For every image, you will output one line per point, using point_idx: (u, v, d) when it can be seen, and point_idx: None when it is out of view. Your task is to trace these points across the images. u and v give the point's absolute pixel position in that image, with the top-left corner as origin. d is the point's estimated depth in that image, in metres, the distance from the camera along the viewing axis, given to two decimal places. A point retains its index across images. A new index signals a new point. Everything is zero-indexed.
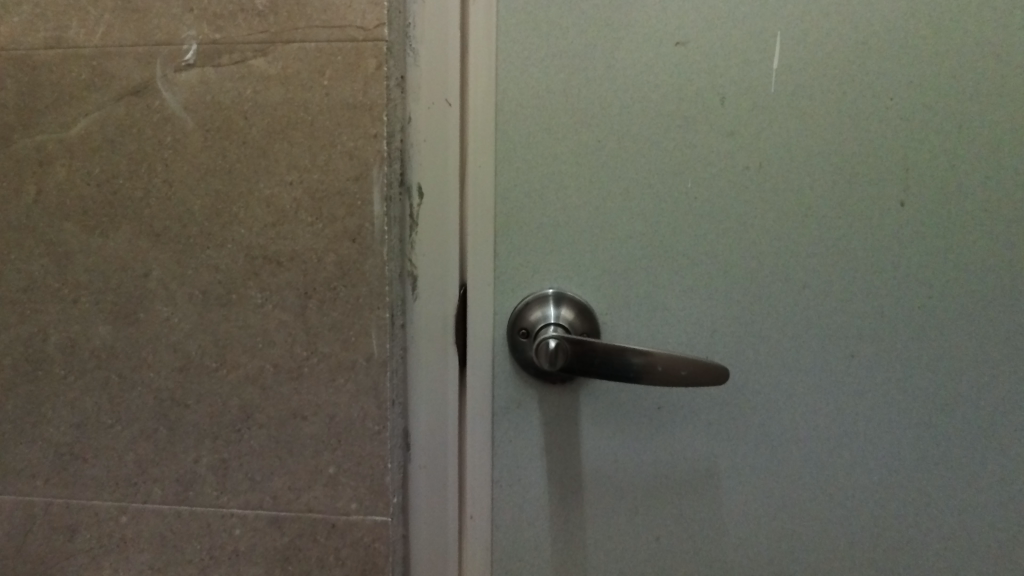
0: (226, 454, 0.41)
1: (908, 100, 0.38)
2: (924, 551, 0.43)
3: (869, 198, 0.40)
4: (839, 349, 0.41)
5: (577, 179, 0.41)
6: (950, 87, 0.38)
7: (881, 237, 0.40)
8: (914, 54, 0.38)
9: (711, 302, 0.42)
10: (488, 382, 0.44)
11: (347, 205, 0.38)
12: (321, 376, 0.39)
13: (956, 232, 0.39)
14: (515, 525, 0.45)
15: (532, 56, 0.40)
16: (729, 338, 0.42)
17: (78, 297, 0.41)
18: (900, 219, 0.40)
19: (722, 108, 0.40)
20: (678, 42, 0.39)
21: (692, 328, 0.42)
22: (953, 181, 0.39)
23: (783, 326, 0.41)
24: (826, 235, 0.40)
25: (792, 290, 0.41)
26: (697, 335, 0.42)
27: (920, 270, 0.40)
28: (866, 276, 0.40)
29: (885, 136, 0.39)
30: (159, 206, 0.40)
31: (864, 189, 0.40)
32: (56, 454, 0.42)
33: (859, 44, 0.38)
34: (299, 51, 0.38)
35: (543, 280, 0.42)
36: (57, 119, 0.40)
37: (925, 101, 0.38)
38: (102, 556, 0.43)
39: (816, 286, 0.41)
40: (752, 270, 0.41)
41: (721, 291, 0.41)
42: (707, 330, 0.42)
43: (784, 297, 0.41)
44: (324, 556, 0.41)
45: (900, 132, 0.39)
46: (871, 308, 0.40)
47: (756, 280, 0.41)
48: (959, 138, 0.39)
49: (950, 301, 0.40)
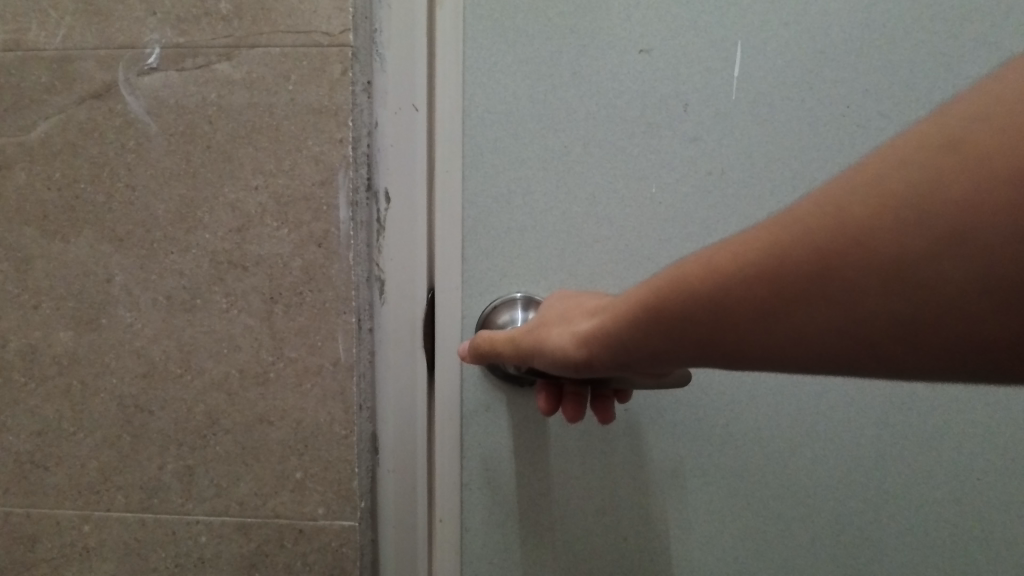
0: (191, 461, 0.40)
1: (864, 108, 0.40)
2: (883, 548, 0.44)
3: None
4: None
5: (544, 183, 0.42)
6: (903, 95, 0.39)
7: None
8: (869, 64, 0.39)
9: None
10: (457, 386, 0.44)
11: (313, 210, 0.38)
12: (287, 381, 0.39)
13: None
14: (485, 528, 0.45)
15: (498, 62, 0.41)
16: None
17: (38, 302, 0.40)
18: None
19: (685, 115, 0.40)
20: (641, 49, 0.40)
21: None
22: None
23: None
24: None
25: None
26: None
27: None
28: None
29: (843, 144, 0.40)
30: (122, 211, 0.39)
31: None
32: (16, 463, 0.41)
33: (816, 53, 0.39)
34: (263, 56, 0.38)
35: (511, 284, 0.43)
36: (16, 122, 0.39)
37: (880, 109, 0.40)
38: (65, 566, 0.42)
39: None
40: None
41: None
42: None
43: None
44: (291, 563, 0.41)
45: (857, 138, 0.40)
46: None
47: None
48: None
49: None
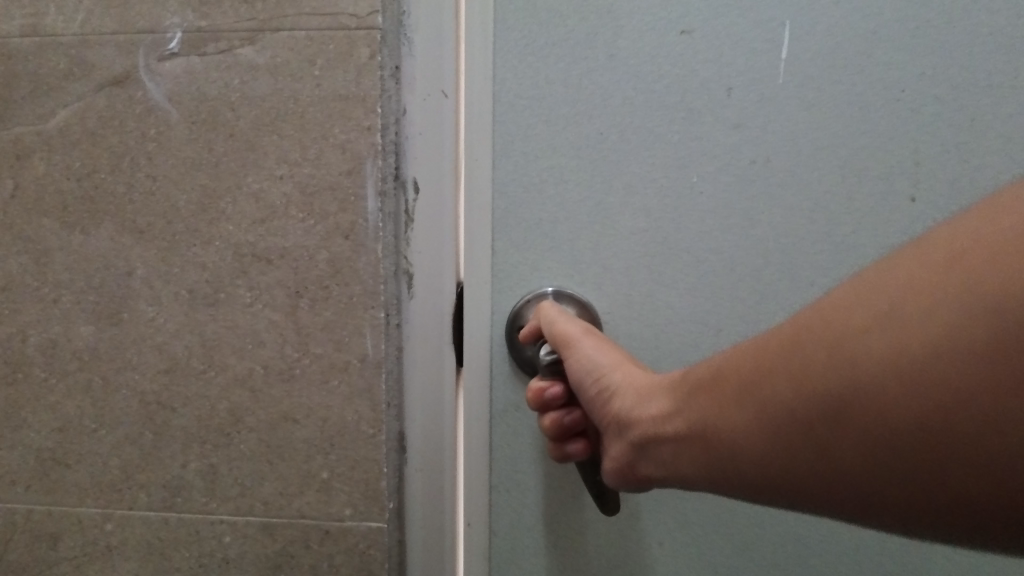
0: (215, 459, 0.39)
1: (921, 92, 0.37)
2: (931, 555, 0.42)
3: (879, 195, 0.38)
4: None
5: (577, 173, 0.40)
6: (964, 78, 0.37)
7: (890, 234, 0.39)
8: (927, 43, 0.37)
9: (720, 304, 0.40)
10: (485, 383, 0.43)
11: (340, 201, 0.37)
12: (313, 377, 0.38)
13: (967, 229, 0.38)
14: (514, 529, 0.44)
15: (531, 43, 0.39)
16: (736, 339, 0.41)
17: (59, 296, 0.39)
18: (912, 216, 0.38)
19: (728, 100, 0.38)
20: (683, 30, 0.38)
21: (699, 330, 0.41)
22: (964, 175, 0.38)
23: None
24: (836, 233, 0.39)
25: (802, 291, 0.40)
26: (704, 338, 0.41)
27: None
28: None
29: (896, 129, 0.38)
30: (143, 202, 0.38)
31: (874, 184, 0.38)
32: (37, 460, 0.40)
33: (872, 32, 0.37)
34: (288, 40, 0.36)
35: (542, 279, 0.41)
36: (34, 110, 0.38)
37: (938, 92, 0.37)
38: (87, 565, 0.41)
39: (826, 284, 0.40)
40: (759, 267, 0.40)
41: (728, 292, 0.40)
42: (712, 329, 0.41)
43: (794, 296, 0.40)
44: (317, 564, 0.40)
45: (912, 124, 0.38)
46: None
47: (765, 280, 0.40)
48: (974, 131, 0.37)
49: None
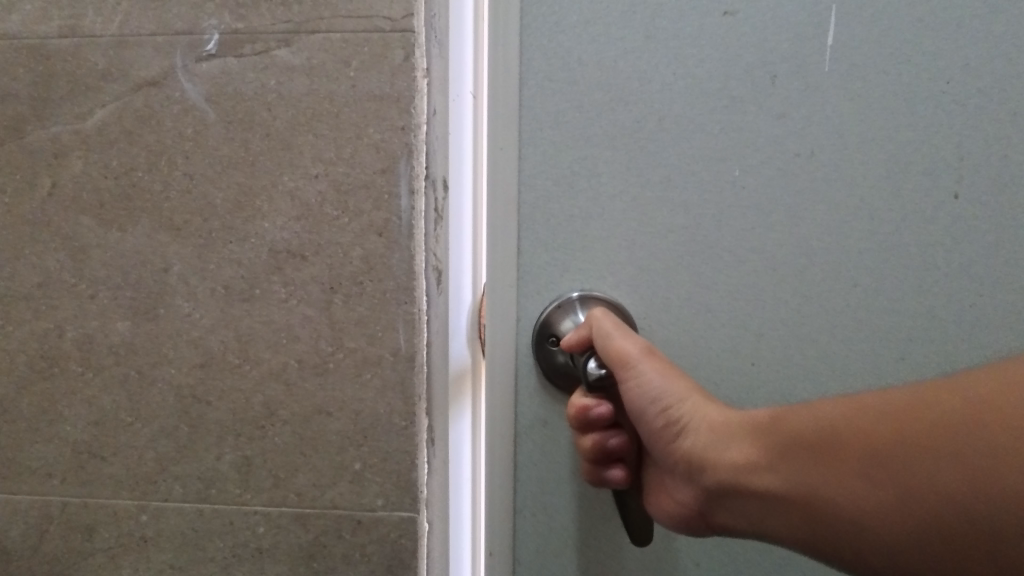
0: (249, 452, 0.40)
1: (967, 87, 0.38)
2: None
3: (921, 191, 0.39)
4: (884, 351, 0.41)
5: (612, 164, 0.41)
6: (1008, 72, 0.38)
7: (930, 231, 0.39)
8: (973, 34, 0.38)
9: (758, 302, 0.41)
10: (511, 378, 0.43)
11: (373, 199, 0.38)
12: (346, 371, 0.39)
13: (1016, 225, 0.39)
14: (538, 522, 0.44)
15: (562, 23, 0.40)
16: (773, 339, 0.41)
17: (95, 292, 0.40)
18: (953, 213, 0.39)
19: (773, 89, 0.39)
20: (726, 12, 0.39)
21: (734, 331, 0.41)
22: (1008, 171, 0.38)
23: (827, 328, 0.41)
24: (881, 227, 0.40)
25: (844, 290, 0.40)
26: (743, 342, 0.41)
27: (969, 265, 0.39)
28: (919, 271, 0.40)
29: (942, 122, 0.39)
30: (180, 199, 0.39)
31: (919, 180, 0.39)
32: (73, 453, 0.41)
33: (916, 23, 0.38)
34: (324, 41, 0.37)
35: (572, 280, 0.42)
36: (72, 109, 0.38)
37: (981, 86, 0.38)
38: (121, 556, 0.42)
39: (868, 284, 0.40)
40: (794, 266, 0.40)
41: (770, 291, 0.41)
42: (752, 336, 0.41)
43: (836, 298, 0.40)
44: (349, 553, 0.41)
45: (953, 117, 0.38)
46: (921, 308, 0.40)
47: (805, 279, 0.40)
48: (1014, 124, 0.38)
49: (998, 298, 0.39)
